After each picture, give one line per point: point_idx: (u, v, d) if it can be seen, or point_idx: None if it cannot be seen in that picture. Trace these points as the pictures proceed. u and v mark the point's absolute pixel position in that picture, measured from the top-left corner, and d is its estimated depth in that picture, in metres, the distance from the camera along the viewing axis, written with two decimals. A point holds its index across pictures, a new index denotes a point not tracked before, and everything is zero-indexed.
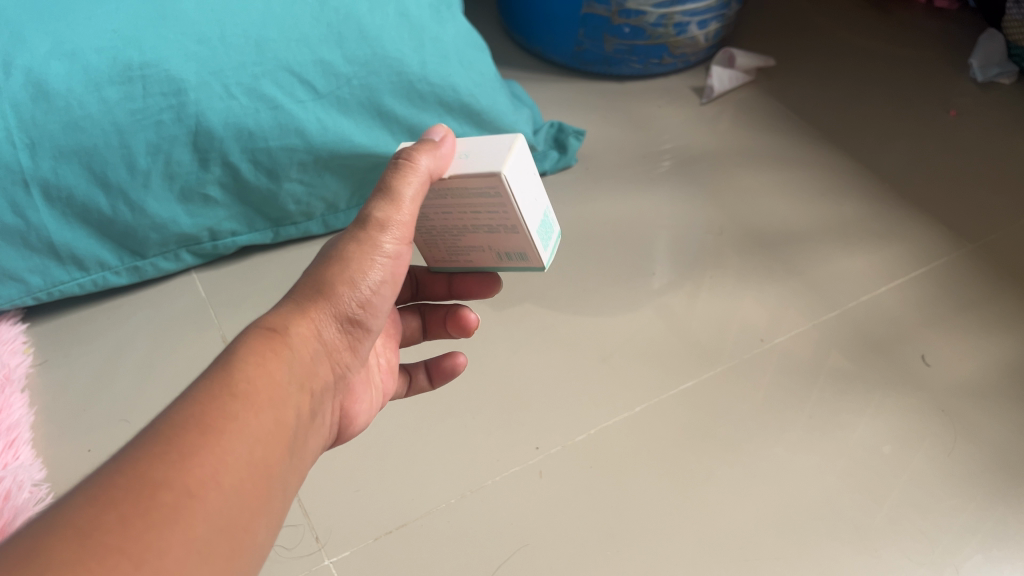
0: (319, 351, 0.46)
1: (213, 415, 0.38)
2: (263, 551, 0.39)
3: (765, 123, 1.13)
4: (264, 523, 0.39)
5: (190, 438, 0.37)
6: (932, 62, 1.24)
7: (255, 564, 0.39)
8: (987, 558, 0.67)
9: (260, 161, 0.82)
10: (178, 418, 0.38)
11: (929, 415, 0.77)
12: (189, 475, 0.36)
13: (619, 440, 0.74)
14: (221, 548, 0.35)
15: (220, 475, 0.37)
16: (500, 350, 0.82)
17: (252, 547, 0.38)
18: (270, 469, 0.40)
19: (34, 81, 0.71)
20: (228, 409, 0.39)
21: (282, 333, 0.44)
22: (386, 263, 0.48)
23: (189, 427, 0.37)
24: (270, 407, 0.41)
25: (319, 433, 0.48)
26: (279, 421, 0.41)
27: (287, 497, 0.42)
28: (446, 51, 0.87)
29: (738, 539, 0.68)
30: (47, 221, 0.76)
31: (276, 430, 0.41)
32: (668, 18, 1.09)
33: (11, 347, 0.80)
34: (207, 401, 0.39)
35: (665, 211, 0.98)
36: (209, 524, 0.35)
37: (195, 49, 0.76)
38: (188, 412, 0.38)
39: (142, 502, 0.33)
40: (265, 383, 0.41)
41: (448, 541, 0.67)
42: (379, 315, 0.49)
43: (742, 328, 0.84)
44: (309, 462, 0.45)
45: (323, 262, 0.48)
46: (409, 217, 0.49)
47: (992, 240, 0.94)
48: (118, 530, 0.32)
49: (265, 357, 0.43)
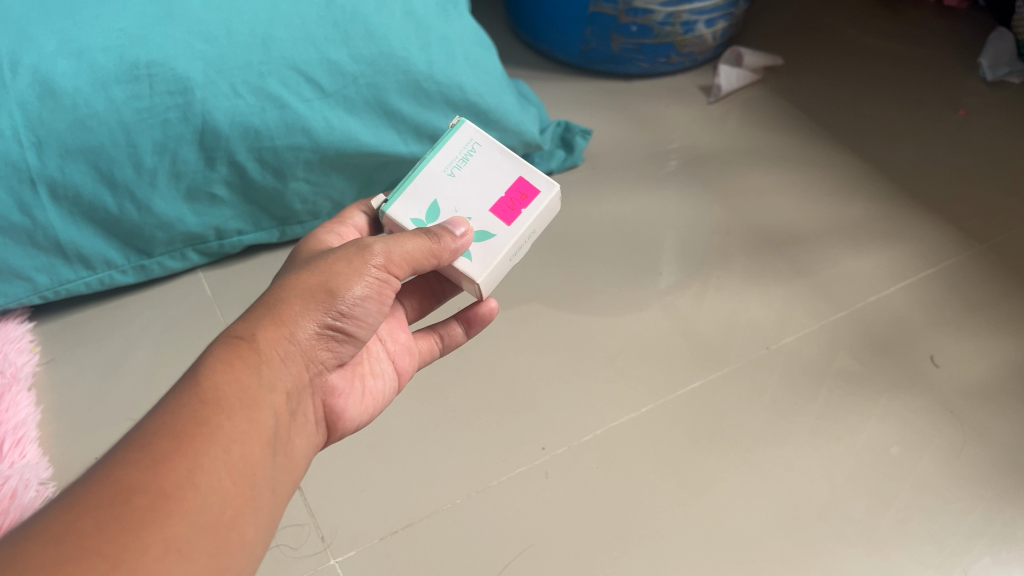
0: (293, 355, 0.46)
1: (185, 420, 0.39)
2: (253, 549, 0.39)
3: (773, 123, 1.12)
4: (252, 521, 0.39)
5: (161, 443, 0.37)
6: (942, 61, 1.23)
7: (246, 561, 0.39)
8: (995, 561, 0.67)
9: (266, 160, 0.82)
10: (156, 426, 0.38)
11: (937, 418, 0.76)
12: (164, 477, 0.36)
13: (625, 441, 0.74)
14: (204, 545, 0.35)
15: (195, 475, 0.37)
16: (506, 350, 0.82)
17: (239, 545, 0.38)
18: (252, 468, 0.40)
19: (41, 79, 0.71)
20: (199, 413, 0.39)
21: (251, 338, 0.44)
22: (375, 283, 0.49)
23: (159, 433, 0.38)
24: (241, 408, 0.41)
25: (303, 433, 0.48)
26: (255, 421, 0.41)
27: (274, 495, 0.42)
28: (453, 50, 0.87)
29: (744, 541, 0.67)
30: (54, 219, 0.76)
31: (254, 431, 0.41)
32: (675, 16, 1.09)
33: (18, 345, 0.80)
34: (179, 409, 0.39)
35: (671, 211, 0.98)
36: (188, 524, 0.35)
37: (201, 48, 0.76)
38: (163, 419, 0.39)
39: (116, 505, 0.34)
40: (235, 386, 0.41)
41: (453, 542, 0.67)
42: (362, 325, 0.49)
43: (749, 328, 0.84)
44: (293, 462, 0.45)
45: (303, 272, 0.48)
46: (401, 262, 0.50)
47: (1001, 240, 0.93)
48: (93, 533, 0.32)
49: (234, 364, 0.43)
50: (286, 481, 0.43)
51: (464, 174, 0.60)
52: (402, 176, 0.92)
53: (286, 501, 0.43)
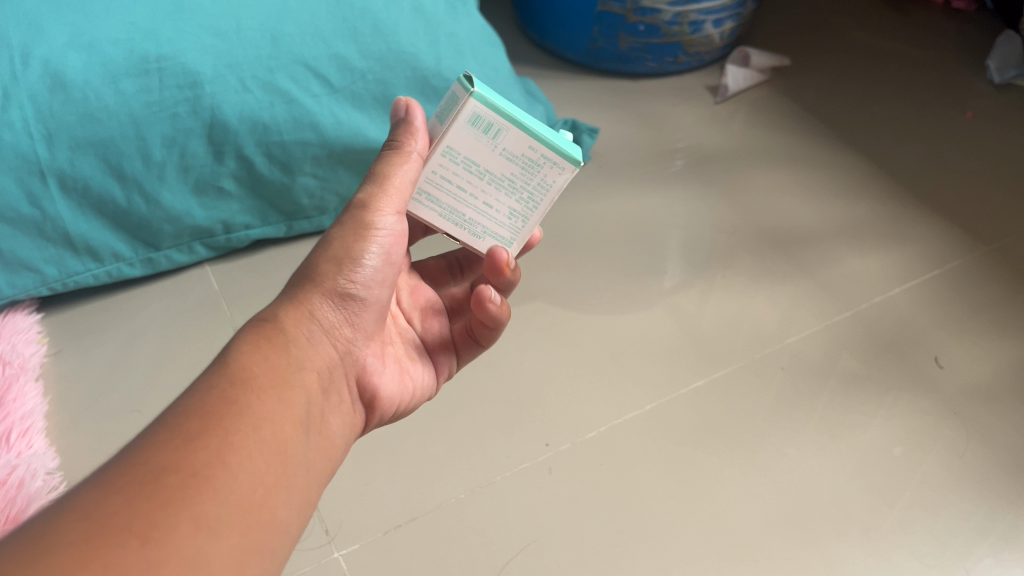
0: (317, 331, 0.48)
1: (212, 402, 0.39)
2: (287, 528, 0.39)
3: (780, 123, 1.12)
4: (286, 499, 0.39)
5: (192, 424, 0.37)
6: (950, 63, 1.23)
7: (280, 545, 0.38)
8: (997, 562, 0.67)
9: (274, 155, 0.82)
10: (182, 408, 0.39)
11: (942, 418, 0.76)
12: (193, 457, 0.36)
13: (629, 439, 0.74)
14: (235, 521, 0.35)
15: (226, 454, 0.37)
16: (510, 348, 0.82)
17: (273, 526, 0.38)
18: (283, 447, 0.40)
19: (52, 72, 0.72)
20: (226, 394, 0.40)
21: (275, 323, 0.46)
22: (379, 245, 0.50)
23: (189, 415, 0.38)
24: (270, 387, 0.42)
25: (340, 413, 0.48)
26: (284, 400, 0.42)
27: (309, 475, 0.42)
28: (461, 47, 0.88)
29: (747, 539, 0.68)
30: (63, 211, 0.77)
31: (283, 409, 0.41)
32: (683, 16, 1.09)
33: (25, 336, 0.80)
34: (210, 392, 0.40)
35: (677, 209, 0.98)
36: (219, 501, 0.35)
37: (210, 43, 0.76)
38: (191, 402, 0.39)
39: (146, 483, 0.34)
40: (261, 367, 0.42)
41: (456, 536, 0.67)
42: (377, 288, 0.51)
43: (754, 328, 0.84)
44: (330, 441, 0.45)
45: (314, 251, 0.50)
46: (399, 202, 0.51)
47: (1006, 243, 0.93)
48: (123, 510, 0.32)
49: (259, 346, 0.44)
50: (320, 460, 0.44)
51: (540, 187, 0.53)
52: None
53: (320, 481, 0.43)
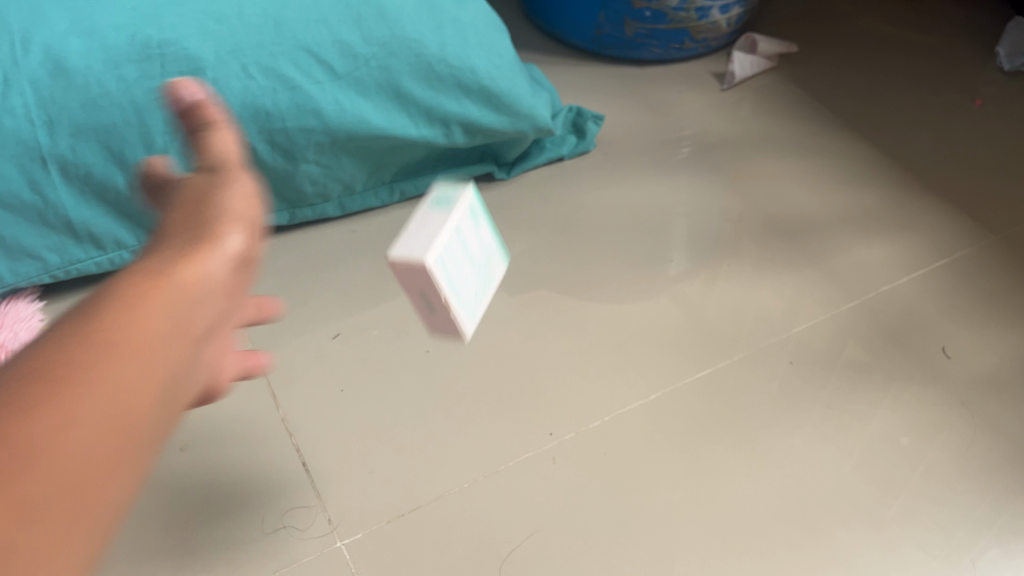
0: None
1: (78, 368, 0.40)
2: (117, 501, 0.40)
3: (787, 110, 1.11)
4: (124, 473, 0.41)
5: (36, 389, 0.38)
6: (959, 50, 1.22)
7: (108, 518, 0.40)
8: (1003, 553, 0.66)
9: (277, 141, 0.82)
10: (28, 370, 0.39)
11: (949, 408, 0.76)
12: (23, 432, 0.37)
13: (633, 428, 0.74)
14: (41, 499, 0.36)
15: (65, 430, 0.38)
16: (515, 336, 0.81)
17: (98, 500, 0.39)
18: (127, 419, 0.41)
19: (53, 58, 0.72)
20: (93, 358, 0.40)
21: None
22: None
23: (41, 380, 0.39)
24: (129, 355, 0.42)
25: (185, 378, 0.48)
26: (147, 370, 0.42)
27: (145, 449, 0.43)
28: (465, 33, 0.87)
29: (752, 529, 0.67)
30: (65, 198, 0.76)
31: (140, 380, 0.42)
32: (690, 2, 1.08)
33: (28, 323, 0.79)
34: (84, 357, 0.40)
35: (683, 198, 0.97)
36: (37, 481, 0.36)
37: (212, 29, 0.77)
38: (49, 361, 0.40)
39: None
40: (141, 334, 0.42)
41: (459, 525, 0.67)
42: None
43: (759, 317, 0.84)
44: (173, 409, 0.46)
45: None
46: None
47: (1015, 232, 0.93)
48: None
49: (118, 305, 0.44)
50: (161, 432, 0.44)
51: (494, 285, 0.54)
52: (411, 159, 0.92)
53: (158, 452, 0.44)
